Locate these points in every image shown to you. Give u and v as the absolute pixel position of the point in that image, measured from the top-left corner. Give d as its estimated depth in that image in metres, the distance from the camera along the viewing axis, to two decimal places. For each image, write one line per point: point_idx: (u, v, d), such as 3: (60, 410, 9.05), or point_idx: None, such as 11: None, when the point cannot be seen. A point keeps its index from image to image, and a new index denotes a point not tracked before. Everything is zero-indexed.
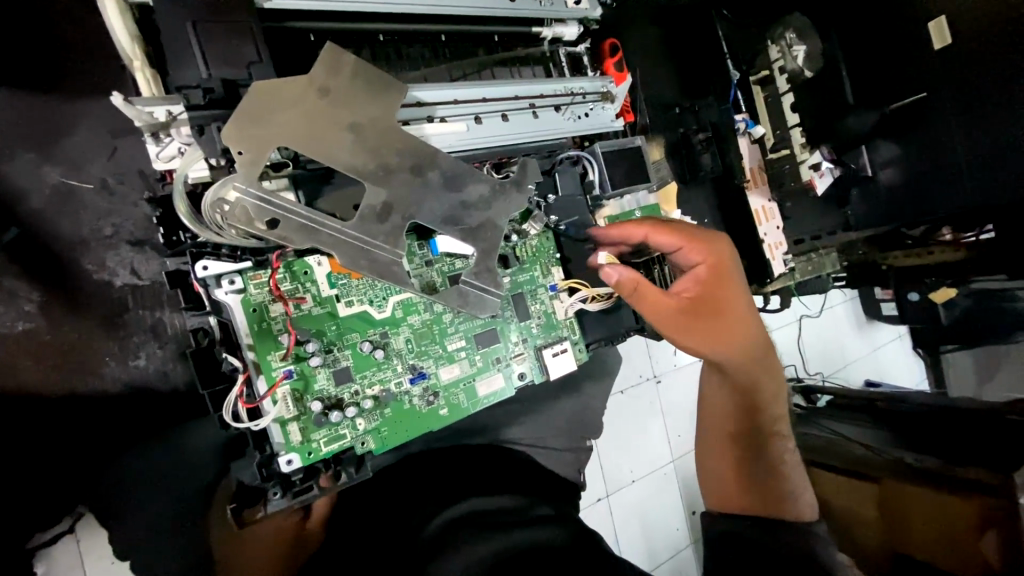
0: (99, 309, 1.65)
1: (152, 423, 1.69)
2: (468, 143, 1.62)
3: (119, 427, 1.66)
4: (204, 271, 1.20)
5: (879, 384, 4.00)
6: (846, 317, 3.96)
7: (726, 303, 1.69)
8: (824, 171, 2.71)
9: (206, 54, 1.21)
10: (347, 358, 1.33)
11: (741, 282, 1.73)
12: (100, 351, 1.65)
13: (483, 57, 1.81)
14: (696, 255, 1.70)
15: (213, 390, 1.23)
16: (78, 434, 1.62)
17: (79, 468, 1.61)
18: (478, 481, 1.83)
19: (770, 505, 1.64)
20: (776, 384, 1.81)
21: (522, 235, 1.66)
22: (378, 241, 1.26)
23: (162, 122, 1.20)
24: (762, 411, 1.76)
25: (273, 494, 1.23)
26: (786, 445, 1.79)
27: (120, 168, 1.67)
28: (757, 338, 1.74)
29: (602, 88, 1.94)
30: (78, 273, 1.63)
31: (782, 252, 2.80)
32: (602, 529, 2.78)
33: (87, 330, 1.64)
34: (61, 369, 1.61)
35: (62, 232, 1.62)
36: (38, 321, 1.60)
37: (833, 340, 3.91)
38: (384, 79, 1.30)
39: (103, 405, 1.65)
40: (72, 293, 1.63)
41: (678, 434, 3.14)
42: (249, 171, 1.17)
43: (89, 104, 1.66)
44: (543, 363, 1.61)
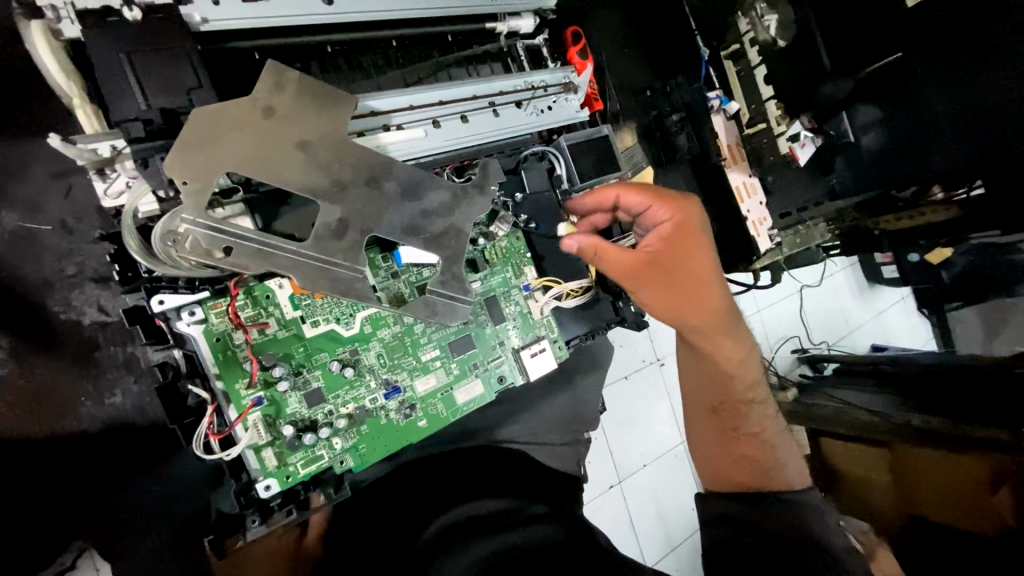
0: (71, 349, 1.65)
1: (133, 457, 1.69)
2: (428, 149, 1.59)
3: (102, 463, 1.66)
4: (161, 305, 1.18)
5: (885, 348, 3.97)
6: (847, 284, 3.91)
7: (694, 261, 1.64)
8: (805, 142, 2.58)
9: (144, 85, 1.20)
10: (318, 379, 1.32)
11: (708, 246, 1.67)
12: (76, 391, 1.65)
13: (438, 59, 1.79)
14: (665, 212, 1.64)
15: (183, 424, 1.21)
16: (62, 475, 1.62)
17: (66, 508, 1.62)
18: (472, 485, 1.82)
19: (757, 477, 1.64)
20: (750, 350, 1.75)
21: (490, 237, 1.63)
22: (337, 259, 1.25)
23: (106, 158, 1.18)
24: (737, 380, 1.71)
25: (252, 522, 1.24)
26: (767, 413, 1.76)
27: (76, 206, 1.66)
28: (726, 302, 1.68)
29: (564, 79, 1.90)
30: (45, 316, 1.63)
31: (767, 228, 2.75)
32: (616, 516, 2.78)
33: (61, 370, 1.64)
34: (37, 413, 1.62)
35: (25, 275, 1.62)
36: (10, 366, 1.60)
37: (834, 309, 3.85)
38: (330, 92, 1.28)
39: (83, 444, 1.65)
40: (42, 336, 1.63)
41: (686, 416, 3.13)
42: (196, 201, 1.15)
43: (37, 146, 1.64)
44: (522, 364, 1.60)
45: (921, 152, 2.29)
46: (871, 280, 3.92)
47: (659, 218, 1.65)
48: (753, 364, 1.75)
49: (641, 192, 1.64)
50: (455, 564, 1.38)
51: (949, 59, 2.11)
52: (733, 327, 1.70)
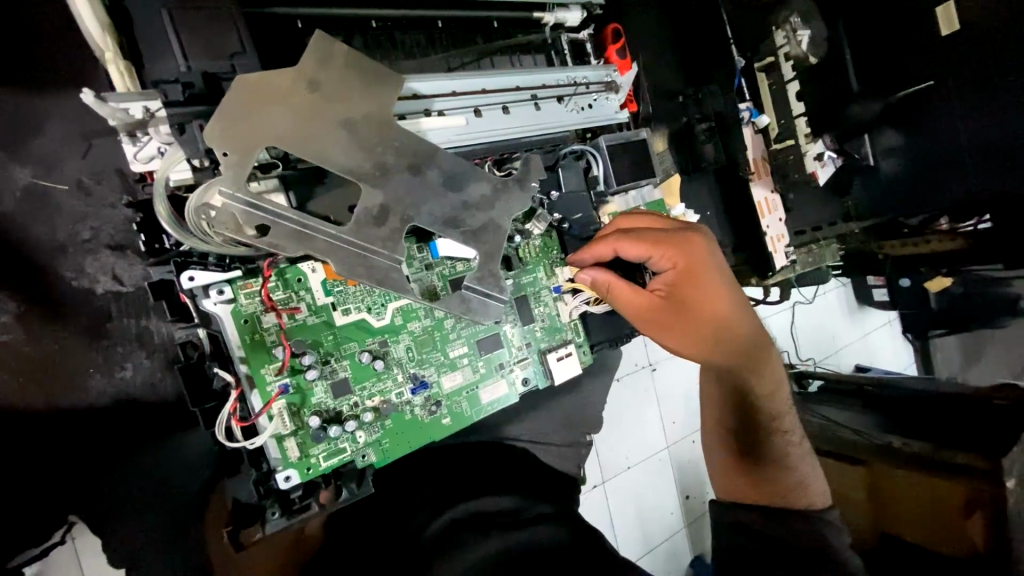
0: (81, 318, 1.57)
1: (138, 434, 1.62)
2: (467, 138, 1.55)
3: (107, 439, 1.59)
4: (191, 283, 1.12)
5: (869, 369, 4.00)
6: (837, 303, 3.95)
7: (705, 304, 1.60)
8: (826, 161, 2.62)
9: (183, 43, 1.15)
10: (345, 369, 1.27)
11: (719, 282, 1.61)
12: (83, 363, 1.57)
13: (482, 45, 1.71)
14: (668, 261, 1.59)
15: (205, 408, 1.15)
16: (62, 448, 1.55)
17: (65, 482, 1.55)
18: (481, 480, 1.78)
19: (775, 494, 1.59)
20: (775, 379, 1.70)
21: (525, 235, 1.59)
22: (376, 247, 1.20)
23: (139, 121, 1.10)
24: (759, 408, 1.66)
25: (271, 514, 1.17)
26: (792, 439, 1.70)
27: (98, 167, 1.57)
28: (744, 338, 1.64)
29: (606, 77, 1.86)
30: (56, 281, 1.54)
31: (784, 245, 2.74)
32: (599, 515, 2.78)
33: (67, 339, 1.56)
34: (40, 382, 1.54)
35: (37, 236, 1.53)
36: (14, 332, 1.52)
37: (827, 329, 3.88)
38: (379, 71, 1.22)
39: (87, 418, 1.57)
40: (51, 302, 1.54)
41: (673, 421, 3.14)
42: (235, 175, 1.08)
43: (59, 100, 1.55)
44: (547, 368, 1.56)
45: (940, 181, 2.30)
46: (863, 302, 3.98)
47: (662, 263, 1.61)
48: (779, 392, 1.71)
49: (639, 246, 1.57)
50: (465, 558, 1.35)
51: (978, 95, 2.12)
52: (754, 362, 1.66)
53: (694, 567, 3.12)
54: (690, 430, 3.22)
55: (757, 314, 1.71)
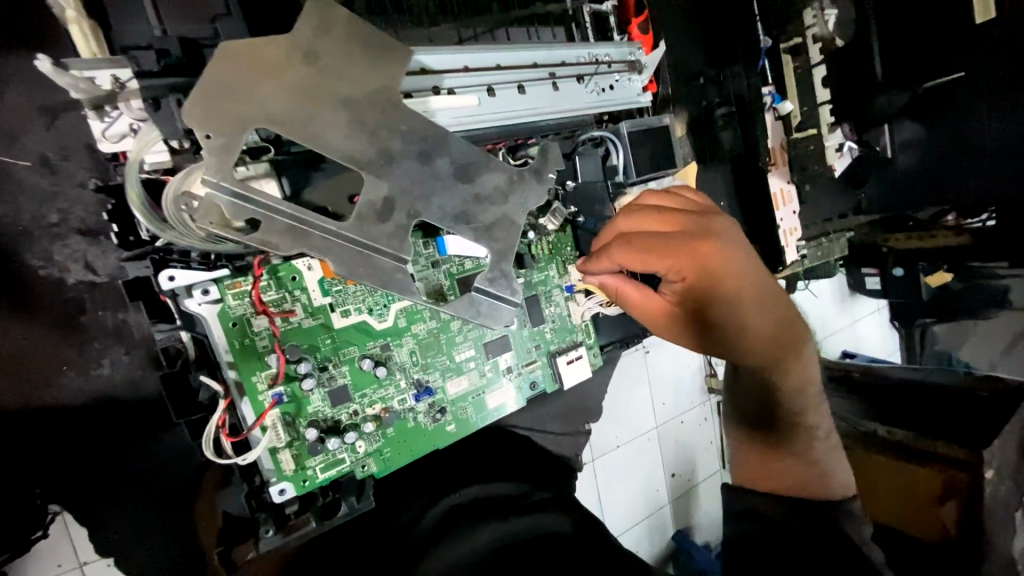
0: (51, 309, 1.44)
1: (120, 432, 1.52)
2: (480, 120, 1.41)
3: (89, 434, 1.50)
4: (172, 283, 0.99)
5: (855, 355, 3.82)
6: (829, 294, 3.68)
7: (721, 310, 1.34)
8: (844, 152, 2.56)
9: (160, 7, 0.99)
10: (344, 376, 1.17)
11: (735, 285, 1.32)
12: (57, 358, 1.46)
13: (498, 14, 1.55)
14: (678, 264, 1.30)
15: (190, 420, 1.04)
16: (38, 446, 1.45)
17: (41, 482, 1.45)
18: (482, 467, 1.72)
19: (793, 487, 1.47)
20: (807, 377, 1.46)
21: (539, 231, 1.47)
22: (379, 244, 1.08)
23: (108, 93, 0.95)
24: (784, 402, 1.48)
25: (266, 531, 1.07)
26: (817, 433, 1.52)
27: (64, 142, 1.41)
28: (770, 335, 1.39)
29: (629, 56, 1.73)
30: (21, 269, 1.40)
31: (795, 239, 2.68)
32: (588, 494, 2.77)
33: (39, 331, 1.44)
34: (11, 376, 1.42)
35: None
36: None
37: (813, 321, 3.64)
38: (386, 42, 1.09)
39: (64, 415, 1.47)
40: (16, 289, 1.41)
41: (664, 403, 3.12)
42: (220, 161, 0.94)
43: (14, 66, 1.36)
44: (556, 371, 1.49)
45: (959, 174, 2.24)
46: (853, 289, 3.72)
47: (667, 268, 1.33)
48: (811, 388, 1.48)
49: (643, 249, 1.29)
50: (461, 550, 1.28)
51: (1006, 91, 2.05)
52: (779, 364, 1.41)
53: (677, 542, 3.18)
54: (680, 412, 3.21)
55: (785, 300, 1.44)
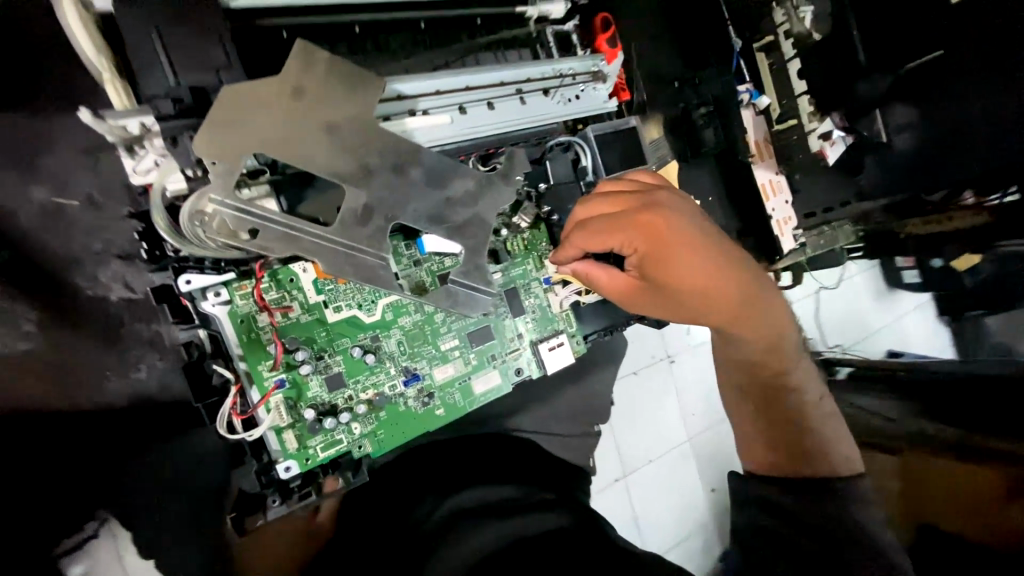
0: (96, 325, 1.65)
1: (156, 433, 1.71)
2: (453, 135, 1.59)
3: (130, 438, 1.68)
4: (189, 286, 1.18)
5: (904, 354, 3.65)
6: (866, 288, 3.67)
7: (681, 278, 1.44)
8: (835, 140, 2.57)
9: (173, 61, 1.18)
10: (339, 364, 1.31)
11: (689, 249, 1.42)
12: (100, 368, 1.65)
13: (467, 43, 1.75)
14: (631, 239, 1.44)
15: (206, 403, 1.18)
16: (87, 448, 1.64)
17: (93, 480, 1.65)
18: (482, 472, 1.82)
19: (798, 459, 1.49)
20: (779, 333, 1.54)
21: (513, 229, 1.60)
22: (361, 245, 1.25)
23: (136, 135, 1.19)
24: (767, 365, 1.55)
25: (272, 502, 1.24)
26: (805, 396, 1.57)
27: (99, 182, 1.64)
28: (736, 296, 1.47)
29: (593, 67, 1.87)
30: (72, 290, 1.63)
31: (790, 228, 2.85)
32: (620, 510, 2.74)
33: (87, 344, 1.65)
34: (63, 388, 1.63)
35: (51, 250, 1.61)
36: (38, 340, 1.61)
37: (849, 316, 3.62)
38: (360, 73, 1.28)
39: (108, 419, 1.66)
40: (67, 309, 1.63)
41: (693, 412, 3.06)
42: (225, 181, 1.14)
43: (65, 120, 1.61)
44: (540, 358, 1.59)
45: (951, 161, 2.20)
46: (890, 284, 3.71)
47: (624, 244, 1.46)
48: (785, 346, 1.56)
49: (597, 231, 1.44)
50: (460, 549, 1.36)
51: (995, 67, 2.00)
52: (746, 321, 1.50)
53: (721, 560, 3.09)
54: (714, 422, 3.16)
55: (750, 260, 1.51)
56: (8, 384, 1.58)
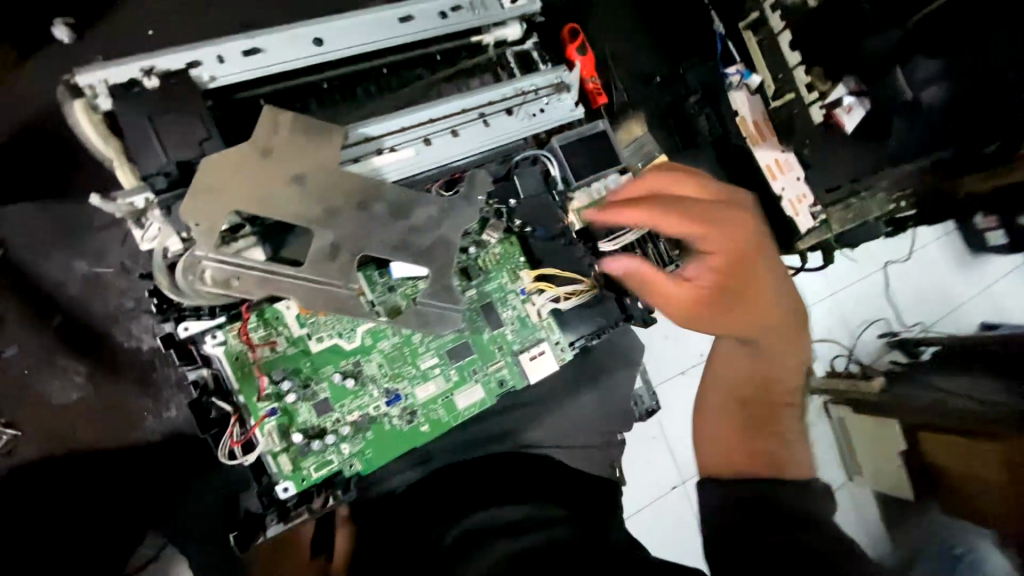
0: (131, 372, 1.70)
1: (183, 477, 1.71)
2: (420, 166, 1.69)
3: (163, 481, 1.71)
4: (188, 332, 1.34)
5: (1000, 325, 3.28)
6: (943, 258, 3.28)
7: (748, 283, 1.34)
8: (850, 106, 2.38)
9: (163, 142, 1.37)
10: (325, 390, 1.43)
11: (755, 254, 1.36)
12: (137, 410, 1.70)
13: (429, 78, 1.88)
14: (706, 227, 1.33)
15: (210, 433, 1.35)
16: (126, 491, 1.69)
17: (123, 527, 1.68)
18: (496, 489, 1.60)
19: (770, 463, 1.26)
20: (802, 357, 1.42)
21: (483, 246, 1.67)
22: (332, 279, 1.38)
23: (141, 209, 1.39)
24: (776, 375, 1.38)
25: (272, 520, 1.36)
26: (797, 415, 1.39)
27: (91, 249, 1.70)
28: (778, 306, 1.37)
29: (555, 79, 1.90)
30: (111, 344, 1.69)
31: (806, 207, 2.57)
32: (679, 518, 2.57)
33: (125, 391, 1.70)
34: (102, 438, 1.68)
35: (81, 309, 1.68)
36: (85, 390, 1.67)
37: (932, 288, 3.27)
38: (322, 126, 1.44)
39: (143, 462, 1.70)
40: (102, 359, 1.69)
41: None
42: (208, 239, 1.30)
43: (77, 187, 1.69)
44: (520, 368, 1.64)
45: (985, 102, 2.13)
46: (974, 251, 3.29)
47: (698, 233, 1.33)
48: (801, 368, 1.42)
49: (670, 209, 1.32)
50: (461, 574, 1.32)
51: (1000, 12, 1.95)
52: (787, 339, 1.39)
53: None
54: None
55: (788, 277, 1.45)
56: (51, 433, 1.65)
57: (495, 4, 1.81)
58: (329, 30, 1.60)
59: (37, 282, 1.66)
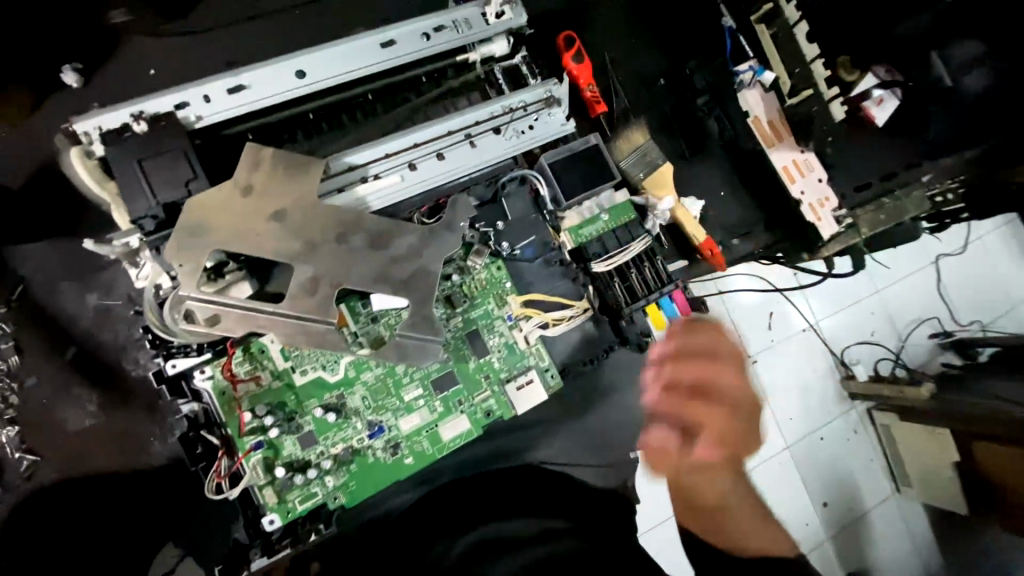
0: (141, 399, 1.79)
1: (190, 501, 1.78)
2: (406, 192, 1.65)
3: (170, 505, 1.78)
4: (175, 369, 1.41)
5: None
6: (1002, 249, 2.99)
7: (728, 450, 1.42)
8: (880, 99, 2.27)
9: (153, 185, 1.43)
10: (309, 423, 1.45)
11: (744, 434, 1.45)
12: (146, 436, 1.79)
13: (415, 100, 1.86)
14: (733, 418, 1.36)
15: (199, 466, 1.43)
16: (138, 514, 1.77)
17: (136, 550, 1.75)
18: (503, 501, 1.62)
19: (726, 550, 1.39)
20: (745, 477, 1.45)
21: (467, 272, 1.64)
22: (310, 315, 1.39)
23: (133, 250, 1.44)
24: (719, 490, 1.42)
25: (257, 553, 1.42)
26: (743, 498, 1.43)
27: (103, 285, 1.80)
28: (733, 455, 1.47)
29: (545, 93, 1.78)
30: (122, 374, 1.79)
31: (829, 210, 2.30)
32: None
33: (134, 419, 1.78)
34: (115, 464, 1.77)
35: (96, 341, 1.78)
36: (100, 418, 1.77)
37: (988, 282, 3.00)
38: (304, 159, 1.44)
39: (153, 487, 1.78)
40: (114, 388, 1.78)
41: (789, 416, 2.60)
42: (190, 281, 1.33)
43: (90, 224, 1.79)
44: (508, 398, 1.60)
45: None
46: None
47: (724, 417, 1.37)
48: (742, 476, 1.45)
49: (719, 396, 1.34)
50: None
51: None
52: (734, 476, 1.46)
53: None
54: (814, 427, 2.65)
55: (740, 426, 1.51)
56: (73, 458, 1.76)
57: (481, 21, 1.77)
58: (312, 60, 1.61)
59: (55, 319, 1.77)
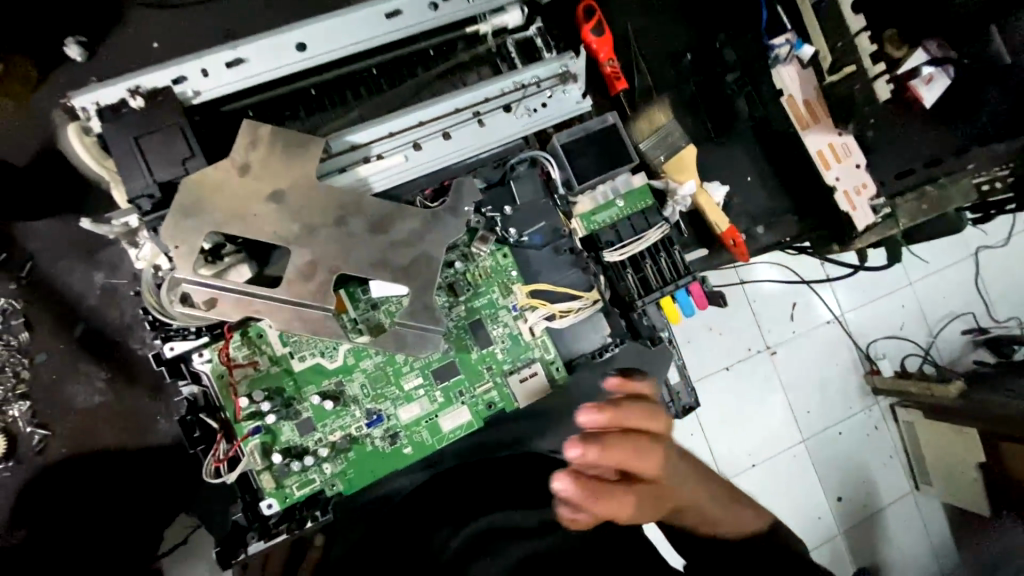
0: (147, 378, 1.81)
1: (195, 479, 1.81)
2: (409, 173, 1.58)
3: (177, 482, 1.82)
4: (174, 351, 1.40)
5: None
6: None
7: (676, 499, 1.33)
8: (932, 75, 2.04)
9: (149, 162, 1.39)
10: (307, 411, 1.44)
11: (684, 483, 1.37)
12: (153, 414, 1.81)
13: (422, 75, 1.76)
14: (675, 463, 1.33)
15: (197, 449, 1.42)
16: (147, 489, 1.81)
17: (148, 520, 1.81)
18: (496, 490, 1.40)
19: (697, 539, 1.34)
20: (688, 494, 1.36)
21: (471, 259, 1.57)
22: (307, 300, 1.35)
23: (134, 229, 1.43)
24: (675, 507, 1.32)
25: (254, 536, 1.41)
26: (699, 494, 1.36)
27: (109, 264, 1.81)
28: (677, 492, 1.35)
29: (560, 68, 1.66)
30: (130, 354, 1.81)
31: (869, 196, 2.11)
32: None
33: (141, 397, 1.81)
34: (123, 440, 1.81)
35: (103, 320, 1.80)
36: (109, 395, 1.80)
37: None
38: (303, 137, 1.38)
39: (161, 463, 1.82)
40: (121, 368, 1.80)
41: (807, 410, 2.49)
42: (186, 263, 1.31)
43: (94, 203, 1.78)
44: (510, 390, 1.55)
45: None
46: None
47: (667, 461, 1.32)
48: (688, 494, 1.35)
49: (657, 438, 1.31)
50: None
51: None
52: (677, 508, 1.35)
53: None
54: (834, 422, 2.53)
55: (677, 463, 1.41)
56: (83, 433, 1.80)
57: None
58: (312, 32, 1.52)
59: (64, 298, 1.79)
